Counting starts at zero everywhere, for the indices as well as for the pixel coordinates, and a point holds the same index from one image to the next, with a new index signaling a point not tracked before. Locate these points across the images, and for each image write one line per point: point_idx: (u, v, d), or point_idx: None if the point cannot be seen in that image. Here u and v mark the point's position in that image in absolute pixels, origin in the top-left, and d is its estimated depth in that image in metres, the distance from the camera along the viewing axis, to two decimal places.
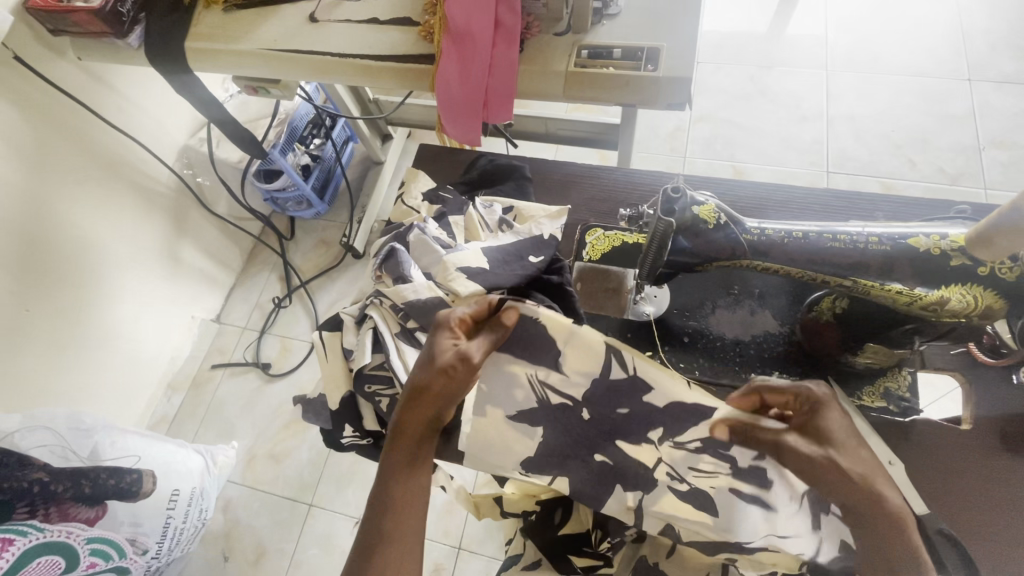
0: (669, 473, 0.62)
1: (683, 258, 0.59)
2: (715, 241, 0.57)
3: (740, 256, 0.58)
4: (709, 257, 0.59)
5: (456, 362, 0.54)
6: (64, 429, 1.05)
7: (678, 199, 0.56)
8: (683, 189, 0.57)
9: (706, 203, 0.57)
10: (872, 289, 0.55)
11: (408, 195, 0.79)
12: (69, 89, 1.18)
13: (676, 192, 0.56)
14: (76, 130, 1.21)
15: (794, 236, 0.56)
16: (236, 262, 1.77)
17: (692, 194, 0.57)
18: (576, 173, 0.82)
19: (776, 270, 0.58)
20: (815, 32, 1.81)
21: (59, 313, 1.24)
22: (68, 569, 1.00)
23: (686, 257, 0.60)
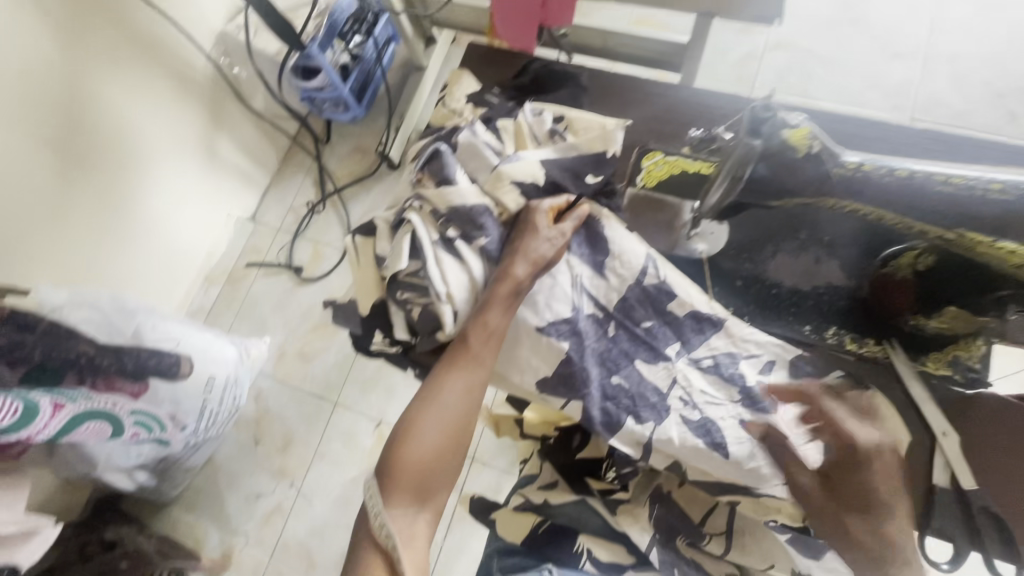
0: (682, 398, 0.60)
1: (760, 188, 0.53)
2: (800, 171, 0.51)
3: (825, 194, 0.53)
4: (792, 189, 0.53)
5: (548, 257, 0.60)
6: (110, 308, 1.09)
7: (766, 120, 0.50)
8: (774, 108, 0.51)
9: (800, 125, 0.50)
10: (979, 246, 0.48)
11: (450, 97, 0.73)
12: None
13: (767, 111, 0.50)
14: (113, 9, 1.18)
15: (899, 174, 0.49)
16: (272, 162, 1.74)
17: (784, 116, 0.51)
18: (638, 86, 0.74)
19: (865, 212, 0.52)
20: None
21: (100, 193, 1.25)
22: (115, 434, 1.11)
23: (763, 187, 0.53)
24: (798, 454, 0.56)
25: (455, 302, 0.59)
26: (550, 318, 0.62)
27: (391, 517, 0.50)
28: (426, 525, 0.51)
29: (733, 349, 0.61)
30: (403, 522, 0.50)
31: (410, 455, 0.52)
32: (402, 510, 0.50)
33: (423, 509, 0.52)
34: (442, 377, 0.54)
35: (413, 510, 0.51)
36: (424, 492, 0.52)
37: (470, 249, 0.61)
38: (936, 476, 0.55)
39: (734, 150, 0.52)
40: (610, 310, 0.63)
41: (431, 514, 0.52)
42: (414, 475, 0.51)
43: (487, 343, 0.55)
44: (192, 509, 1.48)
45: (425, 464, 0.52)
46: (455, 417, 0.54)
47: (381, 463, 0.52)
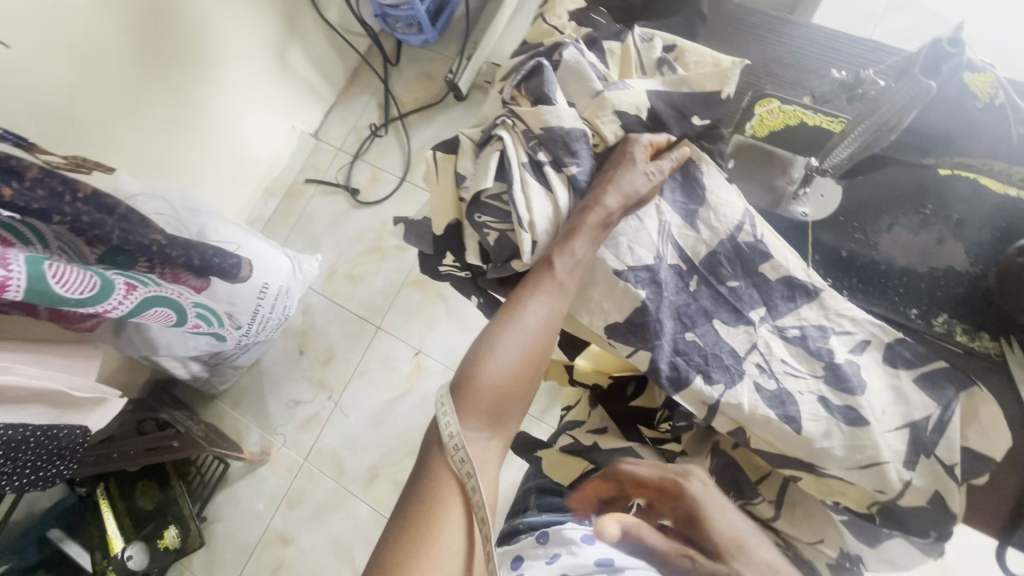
0: (759, 365, 0.56)
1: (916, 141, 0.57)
2: (977, 121, 0.51)
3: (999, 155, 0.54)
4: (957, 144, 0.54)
5: (642, 193, 0.56)
6: (179, 206, 1.21)
7: (952, 57, 0.45)
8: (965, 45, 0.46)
9: (984, 70, 0.49)
10: None
11: (551, 12, 0.67)
12: None
13: (954, 47, 0.45)
14: None
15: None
16: (339, 78, 1.71)
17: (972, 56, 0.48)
18: (761, 21, 0.66)
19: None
20: None
21: (175, 87, 1.26)
22: (177, 323, 1.15)
23: (922, 136, 0.56)
24: (879, 442, 0.52)
25: (536, 231, 0.56)
26: (631, 263, 0.58)
27: (464, 436, 0.49)
28: (497, 449, 0.50)
29: (826, 323, 0.56)
30: (476, 442, 0.49)
31: (487, 375, 0.51)
32: (475, 430, 0.50)
33: (494, 433, 0.51)
34: (522, 302, 0.53)
35: (485, 433, 0.50)
36: (497, 415, 0.51)
37: (557, 177, 0.57)
38: None
39: (884, 101, 0.48)
40: (695, 263, 0.59)
41: (502, 440, 0.51)
42: (489, 396, 0.50)
43: (572, 273, 0.54)
44: (238, 405, 1.57)
45: (502, 387, 0.51)
46: (535, 344, 0.53)
47: (457, 380, 0.52)
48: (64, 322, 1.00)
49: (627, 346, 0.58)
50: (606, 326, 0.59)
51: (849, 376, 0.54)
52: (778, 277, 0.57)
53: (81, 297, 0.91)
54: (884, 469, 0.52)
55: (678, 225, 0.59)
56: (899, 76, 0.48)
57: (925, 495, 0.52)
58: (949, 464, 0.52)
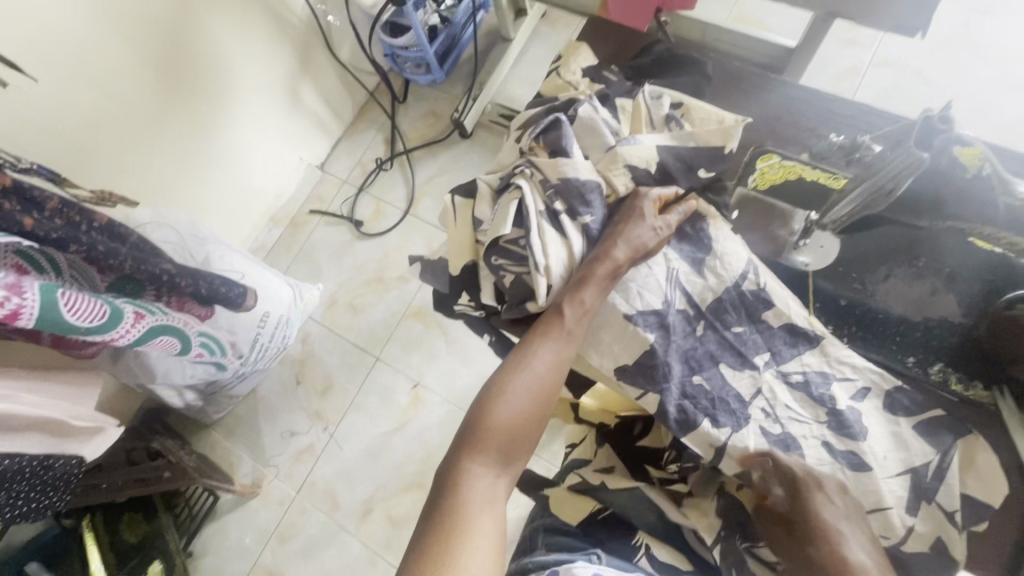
0: (764, 409, 0.58)
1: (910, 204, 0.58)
2: (965, 189, 0.53)
3: (989, 220, 0.54)
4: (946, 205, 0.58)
5: (650, 245, 0.59)
6: (186, 234, 1.22)
7: (942, 132, 0.48)
8: (953, 121, 0.48)
9: (972, 145, 0.50)
10: None
11: (565, 68, 0.71)
12: None
13: (943, 123, 0.49)
14: None
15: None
16: (347, 113, 1.77)
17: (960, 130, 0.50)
18: (760, 83, 0.71)
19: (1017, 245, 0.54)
20: None
21: (190, 119, 1.30)
22: (181, 352, 1.16)
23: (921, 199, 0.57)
24: (881, 487, 0.54)
25: (551, 275, 0.59)
26: (640, 307, 0.61)
27: (473, 476, 0.50)
28: (505, 490, 0.51)
29: (827, 369, 0.58)
30: (485, 481, 0.50)
31: (496, 416, 0.52)
32: (485, 470, 0.51)
33: (502, 473, 0.51)
34: (531, 346, 0.55)
35: (494, 472, 0.51)
36: (506, 456, 0.52)
37: (572, 225, 0.60)
38: None
39: (886, 163, 0.51)
40: (702, 309, 0.61)
41: (510, 480, 0.52)
42: (498, 438, 0.52)
43: (580, 319, 0.56)
44: (232, 434, 1.55)
45: (511, 428, 0.52)
46: (543, 387, 0.54)
47: (467, 422, 0.53)
48: (63, 348, 0.98)
49: (636, 388, 0.60)
50: (615, 368, 0.61)
51: (850, 422, 0.56)
52: (781, 324, 0.60)
53: (89, 325, 0.91)
54: (886, 514, 0.53)
55: (686, 272, 0.62)
56: (895, 144, 0.51)
57: (927, 541, 0.53)
58: (949, 511, 0.53)
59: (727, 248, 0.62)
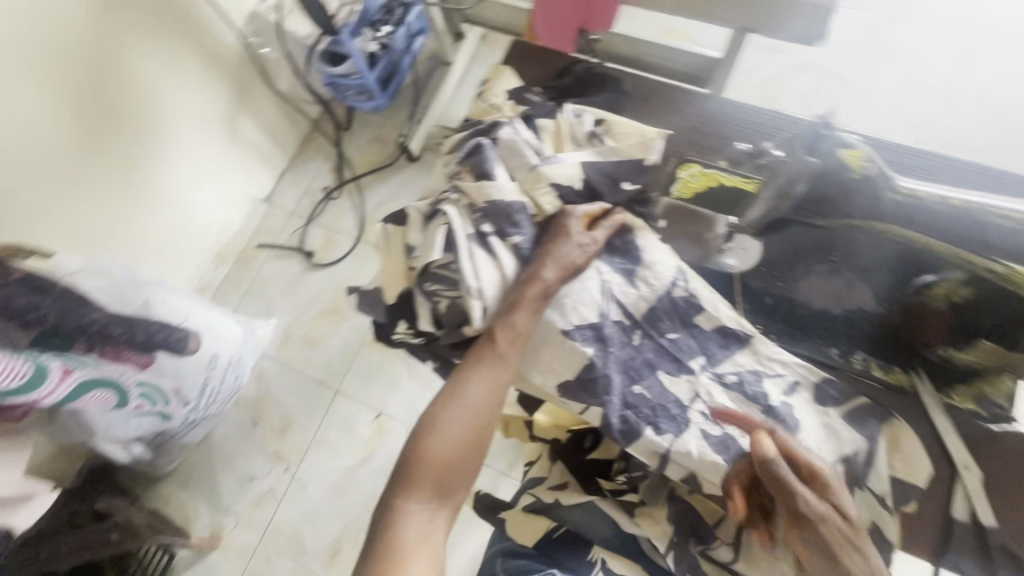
0: (703, 413, 0.59)
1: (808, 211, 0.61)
2: (856, 193, 0.57)
3: (877, 216, 0.57)
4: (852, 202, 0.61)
5: (578, 262, 0.60)
6: (121, 279, 1.11)
7: (825, 137, 0.55)
8: (836, 129, 0.55)
9: (857, 148, 0.55)
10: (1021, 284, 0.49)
11: (490, 92, 0.72)
12: None
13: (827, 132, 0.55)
14: None
15: (951, 204, 0.53)
16: (290, 144, 1.74)
17: (843, 137, 0.56)
18: (678, 97, 0.74)
19: (911, 240, 0.56)
20: None
21: (121, 161, 1.25)
22: (119, 405, 1.11)
23: (819, 201, 0.59)
24: None
25: (485, 298, 0.59)
26: (576, 322, 0.61)
27: (410, 511, 0.50)
28: (444, 522, 0.51)
29: (758, 367, 0.60)
30: (422, 516, 0.50)
31: (432, 450, 0.52)
32: (422, 504, 0.51)
33: (441, 506, 0.52)
34: (465, 375, 0.55)
35: (432, 505, 0.51)
36: (444, 488, 0.52)
37: (503, 246, 0.61)
38: (955, 508, 0.55)
39: (786, 165, 0.57)
40: (637, 319, 0.63)
41: (450, 512, 0.52)
42: (434, 471, 0.52)
43: (513, 343, 0.56)
44: (186, 486, 1.47)
45: (447, 460, 0.52)
46: (479, 415, 0.54)
47: (403, 456, 0.53)
48: None
49: (579, 402, 0.60)
50: (557, 384, 0.61)
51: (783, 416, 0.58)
52: (713, 327, 0.62)
53: (9, 386, 0.88)
54: None
55: (620, 284, 0.63)
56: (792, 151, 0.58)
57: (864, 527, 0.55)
58: (880, 495, 0.55)
59: (656, 257, 0.63)
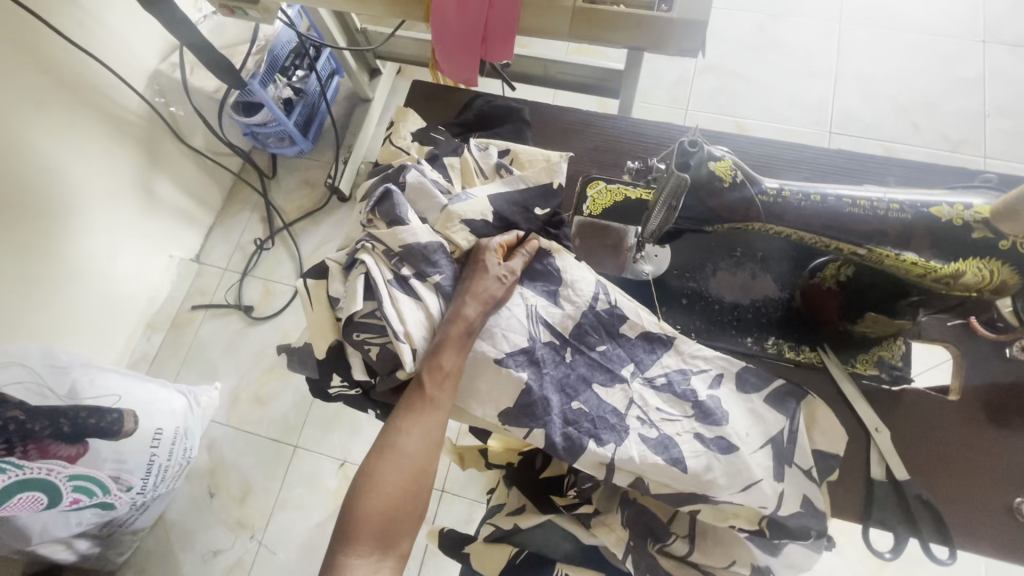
0: (640, 417, 0.62)
1: (691, 216, 0.57)
2: (730, 202, 0.55)
3: (753, 218, 0.56)
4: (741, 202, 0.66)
5: (497, 294, 0.62)
6: (41, 368, 1.04)
7: (694, 152, 0.53)
8: (701, 143, 0.54)
9: (723, 159, 0.54)
10: (885, 259, 0.53)
11: (397, 134, 0.74)
12: (33, 6, 1.10)
13: (693, 146, 0.54)
14: (47, 57, 1.15)
15: (812, 199, 0.54)
16: (215, 200, 1.69)
17: (710, 149, 0.55)
18: (577, 119, 0.78)
19: (786, 234, 0.56)
20: None
21: (27, 244, 1.18)
22: (51, 505, 1.03)
23: (699, 212, 0.56)
24: (750, 463, 0.58)
25: (413, 340, 0.60)
26: (508, 348, 0.63)
27: (354, 568, 0.51)
28: (391, 571, 0.52)
29: (684, 365, 0.64)
30: (367, 569, 0.51)
31: (371, 503, 0.53)
32: (366, 558, 0.52)
33: (386, 556, 0.53)
34: (399, 423, 0.56)
35: (376, 557, 0.52)
36: (386, 538, 0.53)
37: (425, 287, 0.62)
38: (873, 469, 0.59)
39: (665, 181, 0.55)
40: (566, 337, 0.65)
41: (396, 560, 0.53)
42: (375, 523, 0.53)
43: (442, 386, 0.57)
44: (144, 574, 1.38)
45: (387, 511, 0.53)
46: (415, 461, 0.55)
47: (343, 513, 0.54)
48: None
49: (521, 427, 0.61)
50: (498, 413, 0.62)
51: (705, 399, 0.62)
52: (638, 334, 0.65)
53: None
54: (760, 486, 0.58)
55: (546, 306, 0.66)
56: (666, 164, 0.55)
57: (797, 500, 0.58)
58: (807, 468, 0.59)
59: (575, 274, 0.66)
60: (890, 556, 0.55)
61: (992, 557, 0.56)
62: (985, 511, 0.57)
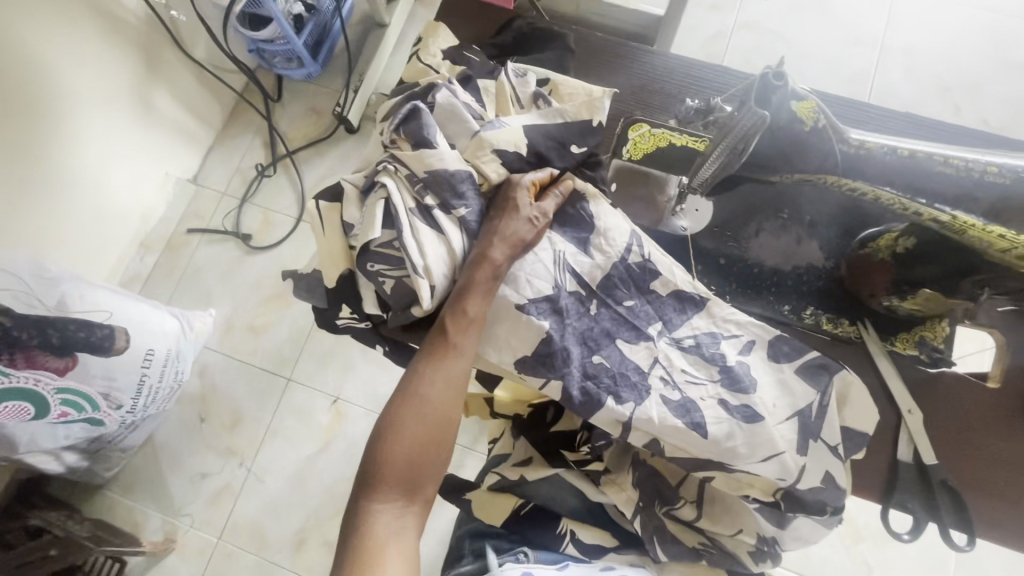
0: (663, 378, 0.59)
1: (760, 164, 0.56)
2: (808, 147, 0.53)
3: (827, 170, 0.54)
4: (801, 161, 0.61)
5: (527, 238, 0.57)
6: (27, 276, 0.98)
7: (779, 89, 0.50)
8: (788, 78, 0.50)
9: (806, 99, 0.51)
10: (966, 230, 0.50)
11: (425, 51, 0.66)
12: None
13: (779, 80, 0.50)
14: None
15: (899, 154, 0.52)
16: (215, 119, 1.59)
17: (794, 86, 0.51)
18: (624, 53, 0.71)
19: (870, 194, 0.54)
20: None
21: (16, 144, 1.11)
22: (38, 416, 1.01)
23: (771, 156, 0.55)
24: (774, 434, 0.56)
25: (433, 276, 0.55)
26: (531, 295, 0.58)
27: (379, 514, 0.49)
28: (416, 517, 0.50)
29: (715, 329, 0.60)
30: (391, 515, 0.49)
31: (394, 450, 0.51)
32: (391, 504, 0.50)
33: (410, 502, 0.50)
34: (421, 370, 0.53)
35: (401, 504, 0.50)
36: (410, 485, 0.51)
37: (448, 220, 0.57)
38: (899, 450, 0.57)
39: (734, 124, 0.51)
40: (593, 288, 0.60)
41: (420, 506, 0.51)
42: (398, 470, 0.50)
43: (466, 333, 0.54)
44: (131, 491, 1.38)
45: (411, 457, 0.51)
46: (439, 409, 0.53)
47: (365, 459, 0.51)
48: None
49: (538, 378, 0.58)
50: (515, 360, 0.58)
51: (734, 364, 0.59)
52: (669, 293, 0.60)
53: None
54: (781, 458, 0.56)
55: (575, 253, 0.61)
56: (740, 106, 0.52)
57: (818, 475, 0.57)
58: (833, 445, 0.57)
59: (608, 221, 0.61)
60: (907, 537, 0.54)
61: (1007, 546, 0.55)
62: (1009, 500, 0.56)
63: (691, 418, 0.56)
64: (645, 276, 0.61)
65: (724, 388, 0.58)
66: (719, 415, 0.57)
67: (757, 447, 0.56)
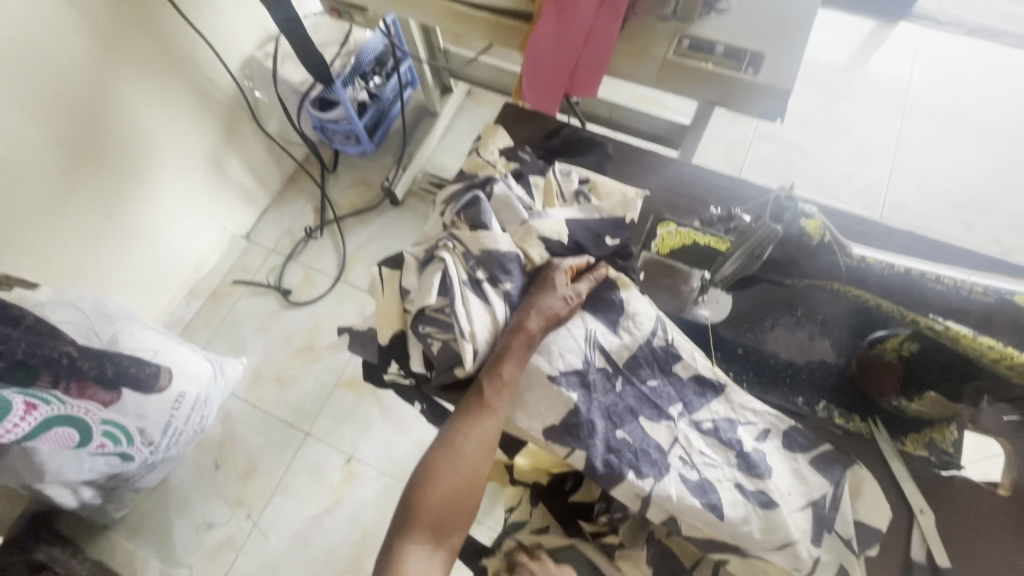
0: (682, 458, 0.62)
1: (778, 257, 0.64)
2: (818, 258, 0.62)
3: (835, 278, 0.63)
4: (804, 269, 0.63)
5: (561, 314, 0.64)
6: (91, 312, 1.08)
7: (789, 208, 0.61)
8: (796, 200, 0.61)
9: (814, 218, 0.61)
10: (962, 340, 0.56)
11: (484, 148, 0.78)
12: None
13: (789, 202, 0.61)
14: (167, 36, 1.26)
15: (895, 269, 0.60)
16: (275, 184, 1.76)
17: (802, 207, 0.62)
18: (656, 161, 0.81)
19: (865, 298, 0.62)
20: (894, 79, 1.80)
21: (104, 196, 1.25)
22: (79, 444, 1.06)
23: (785, 259, 0.64)
24: (789, 523, 0.58)
25: (476, 341, 0.62)
26: (562, 367, 0.63)
27: (410, 554, 0.52)
28: (442, 561, 0.53)
29: (732, 415, 0.64)
30: (421, 556, 0.52)
31: (428, 495, 0.55)
32: (421, 545, 0.53)
33: (438, 546, 0.54)
34: (459, 424, 0.58)
35: (429, 547, 0.53)
36: (440, 530, 0.54)
37: (494, 293, 0.65)
38: (912, 549, 0.59)
39: (753, 231, 0.61)
40: (620, 366, 0.66)
41: (447, 552, 0.54)
42: (431, 515, 0.54)
43: (501, 394, 0.59)
44: (135, 535, 1.38)
45: (443, 504, 0.55)
46: (472, 461, 0.57)
47: (403, 501, 0.56)
48: None
49: (564, 446, 0.61)
50: (544, 427, 0.63)
51: (750, 450, 0.62)
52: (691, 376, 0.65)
53: None
54: (796, 548, 0.57)
55: (605, 332, 0.67)
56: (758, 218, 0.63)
57: (832, 568, 0.58)
58: (847, 538, 0.59)
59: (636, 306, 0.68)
60: None
61: None
62: None
63: (708, 498, 0.59)
64: (668, 359, 0.66)
65: (739, 471, 0.61)
66: (735, 498, 0.59)
67: (773, 534, 0.58)
